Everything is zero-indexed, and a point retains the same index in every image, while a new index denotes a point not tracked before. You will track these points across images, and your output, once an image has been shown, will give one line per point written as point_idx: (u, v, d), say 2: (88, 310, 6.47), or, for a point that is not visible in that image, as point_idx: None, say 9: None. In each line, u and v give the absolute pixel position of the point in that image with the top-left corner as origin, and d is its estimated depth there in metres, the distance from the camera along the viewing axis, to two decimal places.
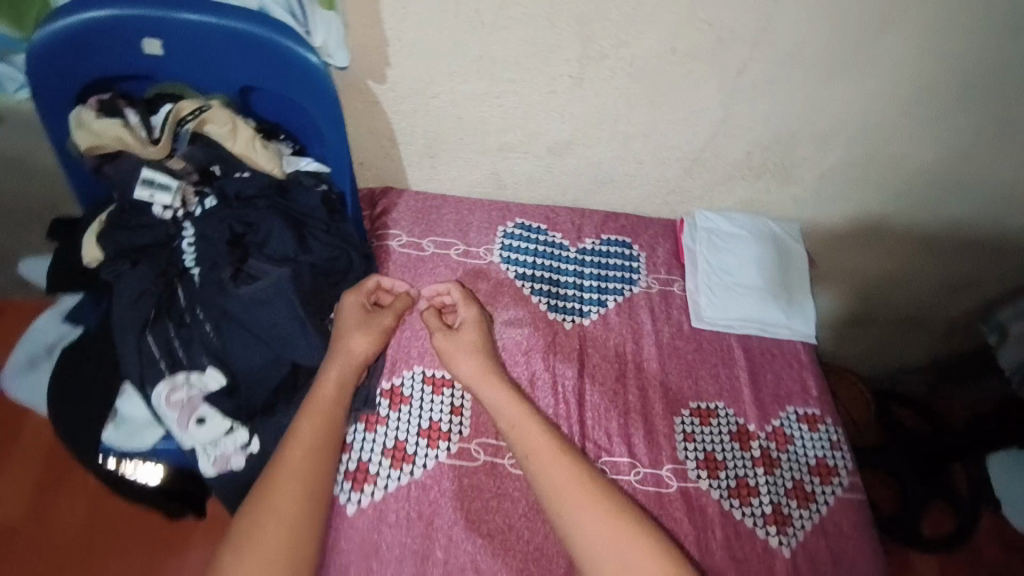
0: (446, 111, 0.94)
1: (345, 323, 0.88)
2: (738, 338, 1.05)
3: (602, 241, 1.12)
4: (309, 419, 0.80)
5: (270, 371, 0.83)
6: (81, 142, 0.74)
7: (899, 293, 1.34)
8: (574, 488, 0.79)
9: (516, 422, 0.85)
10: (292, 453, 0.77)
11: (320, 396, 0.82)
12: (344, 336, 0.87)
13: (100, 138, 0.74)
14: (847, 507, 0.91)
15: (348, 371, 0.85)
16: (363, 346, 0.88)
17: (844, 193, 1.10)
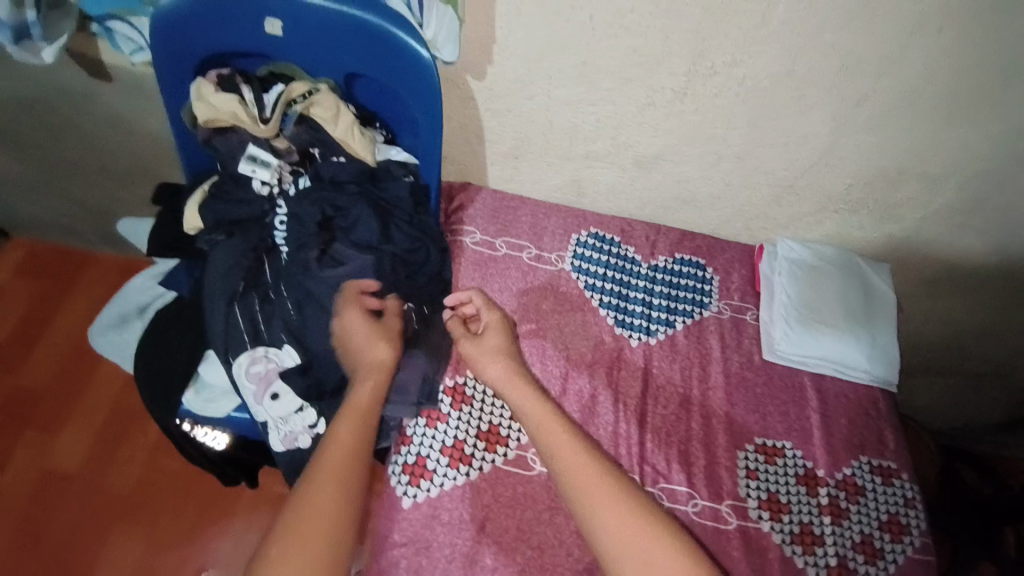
0: (539, 114, 0.93)
1: (356, 338, 0.81)
2: (812, 377, 1.01)
3: (676, 261, 1.10)
4: (348, 419, 0.77)
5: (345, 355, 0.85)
6: (199, 114, 0.77)
7: (985, 347, 1.28)
8: (602, 489, 0.76)
9: (542, 422, 0.83)
10: (331, 455, 0.73)
11: (358, 397, 0.78)
12: (361, 344, 0.81)
13: (216, 111, 0.77)
14: (918, 570, 0.87)
15: (372, 376, 0.80)
16: (381, 355, 0.81)
17: (944, 237, 1.04)
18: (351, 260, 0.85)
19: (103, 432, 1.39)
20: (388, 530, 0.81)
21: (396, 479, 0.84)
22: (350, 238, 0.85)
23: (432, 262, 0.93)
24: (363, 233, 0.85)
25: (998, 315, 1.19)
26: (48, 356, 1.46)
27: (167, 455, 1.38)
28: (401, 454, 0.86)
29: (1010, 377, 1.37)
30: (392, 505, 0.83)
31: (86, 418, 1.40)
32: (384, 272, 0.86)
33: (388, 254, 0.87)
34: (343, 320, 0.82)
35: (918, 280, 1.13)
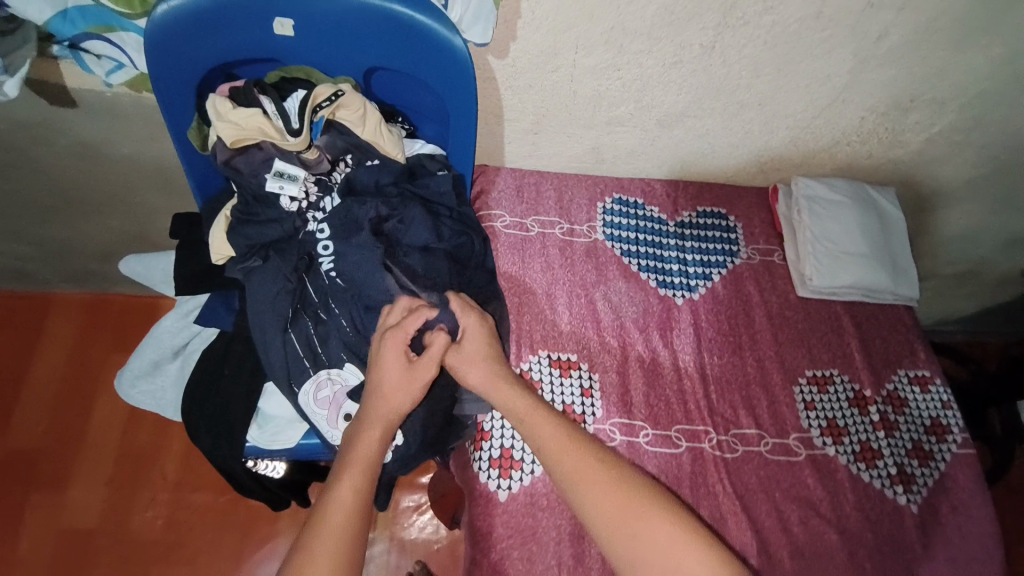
0: (564, 84, 0.91)
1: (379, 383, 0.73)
2: (844, 305, 1.07)
3: (699, 214, 1.11)
4: (345, 478, 0.68)
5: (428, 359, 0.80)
6: (225, 135, 0.73)
7: (970, 249, 1.40)
8: (586, 470, 0.71)
9: (529, 412, 0.76)
10: (322, 525, 0.65)
11: (360, 452, 0.70)
12: (388, 393, 0.73)
13: (243, 130, 0.73)
14: (964, 462, 0.95)
15: (377, 429, 0.71)
16: (402, 408, 0.73)
17: (945, 156, 1.10)
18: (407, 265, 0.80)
19: (118, 480, 1.30)
20: (489, 526, 0.81)
21: (486, 474, 0.84)
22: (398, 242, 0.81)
23: (472, 249, 0.87)
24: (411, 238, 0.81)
25: (981, 220, 1.30)
26: (36, 415, 1.34)
27: (193, 494, 1.31)
28: (485, 450, 0.86)
29: (986, 273, 1.52)
30: (488, 500, 0.83)
31: (97, 468, 1.31)
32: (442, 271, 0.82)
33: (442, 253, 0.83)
34: (376, 358, 0.74)
35: (916, 197, 1.21)
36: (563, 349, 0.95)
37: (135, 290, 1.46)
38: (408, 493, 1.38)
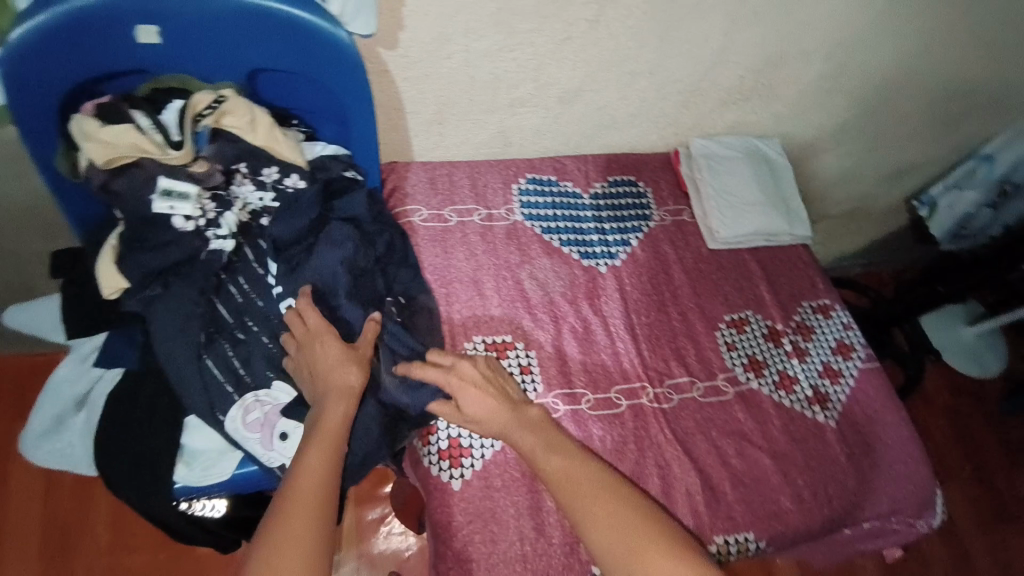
0: (460, 70, 0.92)
1: (324, 361, 0.73)
2: (749, 251, 1.15)
3: (610, 184, 1.17)
4: (316, 446, 0.68)
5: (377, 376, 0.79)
6: (96, 155, 0.67)
7: (851, 186, 1.57)
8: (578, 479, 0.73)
9: (534, 447, 0.76)
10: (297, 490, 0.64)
11: (327, 422, 0.70)
12: (329, 367, 0.73)
13: (117, 147, 0.68)
14: (869, 374, 1.05)
15: (340, 402, 0.72)
16: (349, 379, 0.73)
17: (818, 104, 1.22)
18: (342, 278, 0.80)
19: (38, 559, 1.17)
20: (449, 516, 0.80)
21: (436, 467, 0.83)
22: (338, 258, 0.80)
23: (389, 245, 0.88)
24: (337, 256, 0.79)
25: (853, 159, 1.45)
26: None
27: (130, 556, 1.20)
28: (432, 443, 0.84)
29: (868, 207, 1.71)
30: (442, 492, 0.82)
31: (11, 550, 1.17)
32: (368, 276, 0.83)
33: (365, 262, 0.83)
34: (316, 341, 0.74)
35: (799, 146, 1.33)
36: (497, 332, 0.96)
37: (24, 348, 1.31)
38: (370, 507, 1.34)
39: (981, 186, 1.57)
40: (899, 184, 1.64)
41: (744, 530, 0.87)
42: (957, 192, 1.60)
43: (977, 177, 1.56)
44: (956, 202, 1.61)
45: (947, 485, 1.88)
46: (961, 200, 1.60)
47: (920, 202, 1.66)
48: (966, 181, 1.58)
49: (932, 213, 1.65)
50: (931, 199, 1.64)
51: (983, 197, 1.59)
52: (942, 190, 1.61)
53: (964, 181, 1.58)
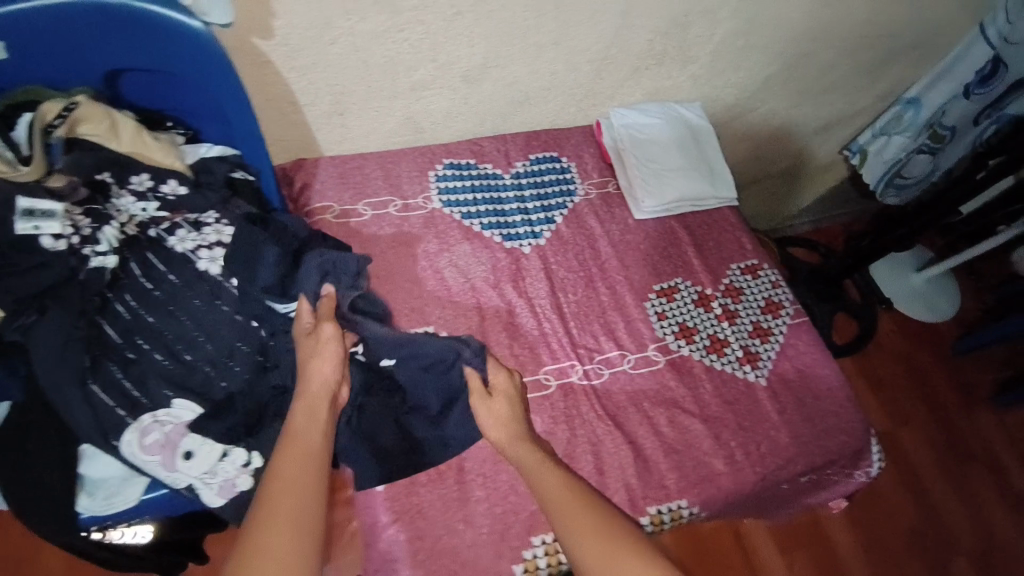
0: (349, 56, 0.88)
1: (304, 351, 0.72)
2: (677, 218, 1.14)
3: (532, 162, 1.15)
4: (288, 453, 0.62)
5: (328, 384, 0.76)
6: None
7: (783, 143, 1.58)
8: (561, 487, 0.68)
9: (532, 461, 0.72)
10: (271, 493, 0.57)
11: (296, 427, 0.65)
12: (306, 359, 0.71)
13: None
14: (798, 329, 1.06)
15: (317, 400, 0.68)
16: (323, 373, 0.70)
17: (734, 63, 1.20)
18: (305, 280, 0.76)
19: None
20: (374, 517, 0.78)
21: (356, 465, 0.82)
22: (313, 268, 0.76)
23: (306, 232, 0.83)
24: (311, 271, 0.76)
25: (780, 115, 1.45)
26: None
27: None
28: None
29: (806, 162, 1.72)
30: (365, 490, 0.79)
31: None
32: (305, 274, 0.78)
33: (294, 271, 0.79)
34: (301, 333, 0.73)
35: (722, 107, 1.32)
36: (418, 324, 0.93)
37: None
38: None
39: (909, 131, 1.55)
40: (831, 138, 1.66)
41: (678, 497, 0.87)
42: (885, 138, 1.60)
43: (904, 121, 1.56)
44: (885, 148, 1.61)
45: (902, 430, 1.94)
46: (890, 146, 1.60)
47: (850, 150, 1.69)
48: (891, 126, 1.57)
49: (863, 160, 1.66)
50: (860, 147, 1.66)
51: (912, 143, 1.57)
52: (870, 137, 1.63)
53: (892, 126, 1.58)
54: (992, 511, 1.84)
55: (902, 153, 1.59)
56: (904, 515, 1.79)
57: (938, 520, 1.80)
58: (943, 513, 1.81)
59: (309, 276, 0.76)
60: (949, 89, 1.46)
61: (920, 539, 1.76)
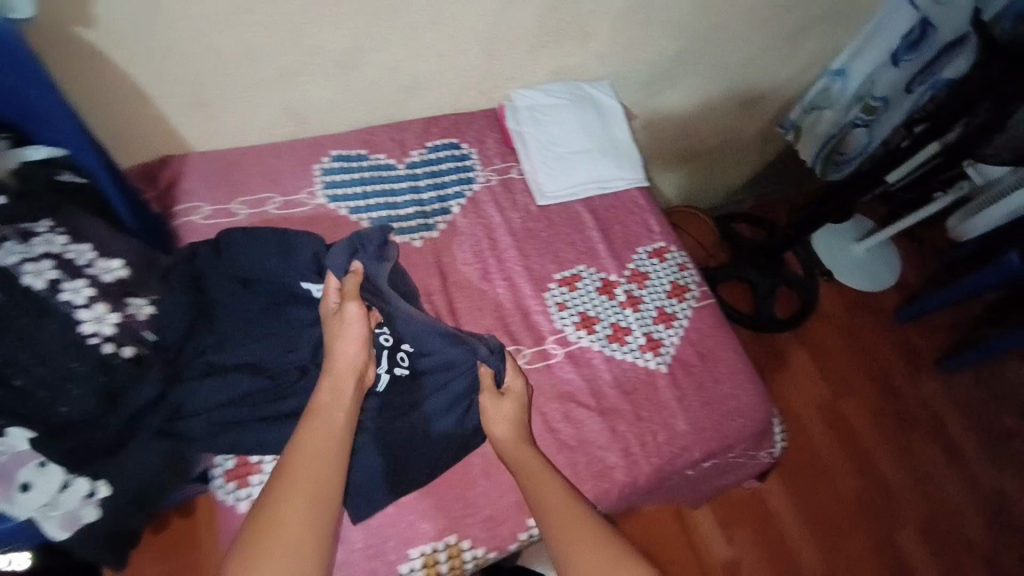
0: (195, 42, 0.81)
1: (334, 329, 0.77)
2: (583, 202, 1.10)
3: (429, 150, 1.09)
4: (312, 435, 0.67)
5: (210, 390, 0.78)
6: None
7: (708, 120, 1.54)
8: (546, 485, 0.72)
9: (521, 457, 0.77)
10: (297, 465, 0.63)
11: (320, 405, 0.71)
12: (333, 337, 0.76)
13: None
14: (701, 312, 1.04)
15: (340, 380, 0.74)
16: (351, 354, 0.76)
17: (638, 38, 1.15)
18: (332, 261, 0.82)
19: None
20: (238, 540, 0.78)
21: (222, 490, 0.80)
22: (341, 253, 0.82)
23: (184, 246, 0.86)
24: (339, 254, 0.82)
25: (701, 92, 1.41)
26: None
27: None
28: (221, 461, 0.81)
29: (737, 138, 1.69)
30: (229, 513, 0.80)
31: None
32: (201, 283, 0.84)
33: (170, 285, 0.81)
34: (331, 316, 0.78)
35: (634, 84, 1.28)
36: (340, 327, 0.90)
37: None
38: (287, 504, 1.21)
39: (838, 104, 1.53)
40: (760, 112, 1.62)
41: None
42: (818, 113, 1.57)
43: (833, 94, 1.53)
44: (818, 123, 1.59)
45: (844, 399, 1.94)
46: (823, 120, 1.57)
47: (784, 127, 1.64)
48: (820, 101, 1.54)
49: (798, 136, 1.63)
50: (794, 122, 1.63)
51: (843, 117, 1.55)
52: (801, 113, 1.59)
53: (823, 100, 1.55)
54: (934, 477, 1.85)
55: (835, 129, 1.56)
56: (845, 483, 1.80)
57: (880, 487, 1.81)
58: (885, 480, 1.82)
59: (339, 255, 0.83)
60: (875, 58, 1.43)
61: (861, 507, 1.77)
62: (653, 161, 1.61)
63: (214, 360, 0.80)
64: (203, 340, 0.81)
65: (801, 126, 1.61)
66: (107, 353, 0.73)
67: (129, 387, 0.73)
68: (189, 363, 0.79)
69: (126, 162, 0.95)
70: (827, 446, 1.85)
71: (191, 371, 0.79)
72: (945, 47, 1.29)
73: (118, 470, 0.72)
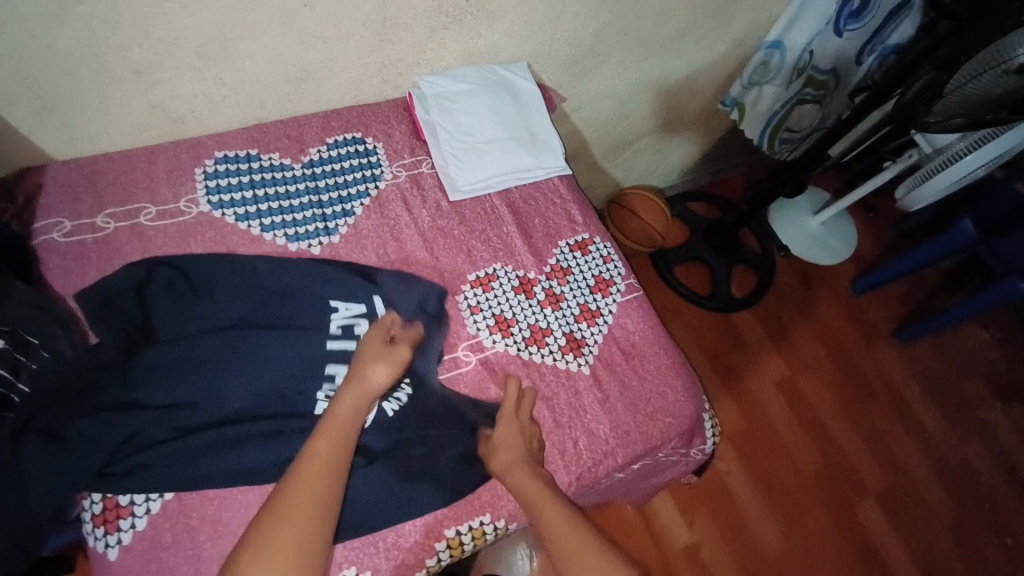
0: (23, 41, 0.71)
1: (371, 355, 0.77)
2: (500, 195, 1.03)
3: (329, 146, 0.99)
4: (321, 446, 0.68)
5: (165, 418, 0.72)
6: None
7: (646, 99, 1.47)
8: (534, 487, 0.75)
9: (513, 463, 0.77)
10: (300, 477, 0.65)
11: (336, 417, 0.71)
12: (366, 360, 0.76)
13: None
14: (627, 307, 0.99)
15: (357, 399, 0.72)
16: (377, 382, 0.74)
17: (552, 15, 1.07)
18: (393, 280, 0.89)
19: None
20: None
21: (90, 536, 0.69)
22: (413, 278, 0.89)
23: (129, 275, 0.80)
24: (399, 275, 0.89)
25: (632, 69, 1.34)
26: None
27: None
28: (85, 505, 0.70)
29: (679, 116, 1.62)
30: (99, 564, 0.69)
31: None
32: (129, 309, 0.78)
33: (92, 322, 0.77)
34: (374, 341, 0.78)
35: (555, 64, 1.20)
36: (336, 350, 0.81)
37: None
38: None
39: (778, 78, 1.40)
40: (700, 88, 1.55)
41: (480, 513, 0.80)
42: (758, 88, 1.44)
43: (772, 68, 1.38)
44: (760, 99, 1.46)
45: (802, 374, 1.85)
46: (764, 96, 1.45)
47: (725, 105, 1.51)
48: (758, 76, 1.41)
49: (741, 114, 1.52)
50: (735, 100, 1.50)
51: (785, 91, 1.42)
52: (740, 90, 1.47)
53: (761, 74, 1.41)
54: (895, 451, 1.77)
55: (778, 105, 1.46)
56: (806, 460, 1.70)
57: (841, 463, 1.72)
58: (845, 454, 1.73)
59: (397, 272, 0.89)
60: (811, 25, 1.29)
61: (823, 484, 1.67)
62: (592, 143, 1.54)
63: (124, 377, 0.73)
64: (158, 362, 0.75)
65: (745, 102, 1.48)
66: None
67: (67, 423, 0.69)
68: (132, 390, 0.73)
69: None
70: (785, 422, 1.75)
71: (149, 398, 0.73)
72: (884, 18, 1.28)
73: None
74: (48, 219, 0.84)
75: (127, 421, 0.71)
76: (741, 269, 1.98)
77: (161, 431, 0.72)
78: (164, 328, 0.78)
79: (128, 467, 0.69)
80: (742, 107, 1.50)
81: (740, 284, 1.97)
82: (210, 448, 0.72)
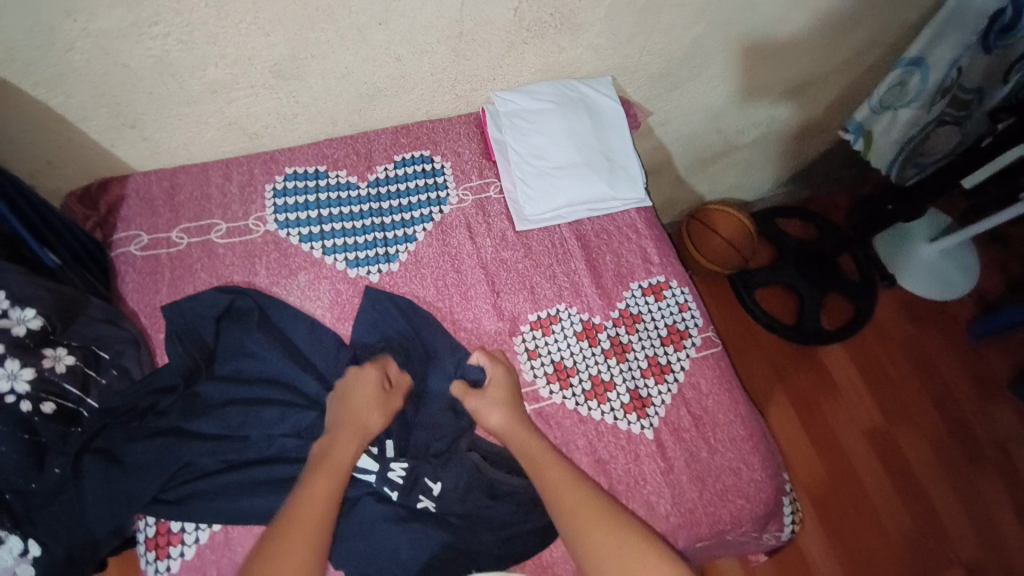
0: (101, 59, 0.71)
1: (361, 401, 0.73)
2: (571, 227, 0.95)
3: (397, 165, 0.95)
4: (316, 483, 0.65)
5: (218, 450, 0.72)
6: None
7: (743, 112, 1.31)
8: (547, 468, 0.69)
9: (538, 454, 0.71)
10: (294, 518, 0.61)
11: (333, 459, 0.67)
12: (358, 406, 0.72)
13: None
14: (701, 365, 0.89)
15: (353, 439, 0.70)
16: (368, 422, 0.71)
17: (644, 27, 0.96)
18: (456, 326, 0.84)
19: None
20: None
21: (143, 559, 0.69)
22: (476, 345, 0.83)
23: (201, 302, 0.80)
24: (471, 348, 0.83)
25: (730, 81, 1.19)
26: None
27: None
28: (141, 527, 0.70)
29: (781, 129, 1.44)
30: None
31: None
32: (205, 333, 0.78)
33: (173, 338, 0.77)
34: (359, 385, 0.74)
35: (643, 78, 1.09)
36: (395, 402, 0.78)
37: None
38: None
39: (916, 102, 1.19)
40: (808, 102, 1.36)
41: None
42: (891, 113, 1.24)
43: (909, 89, 1.18)
44: (892, 125, 1.26)
45: (898, 424, 1.61)
46: (898, 122, 1.25)
47: (848, 132, 1.31)
48: (892, 99, 1.21)
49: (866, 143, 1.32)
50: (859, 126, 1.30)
51: (925, 115, 1.22)
52: (870, 115, 1.27)
53: (895, 98, 1.21)
54: (1001, 527, 1.49)
55: (914, 130, 1.26)
56: (893, 523, 1.48)
57: (934, 532, 1.48)
58: (941, 523, 1.49)
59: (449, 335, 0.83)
60: (960, 42, 1.08)
61: (908, 552, 1.45)
62: (676, 157, 1.40)
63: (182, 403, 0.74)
64: (217, 391, 0.75)
65: (873, 129, 1.29)
66: (24, 412, 0.66)
67: (126, 445, 0.70)
68: (185, 419, 0.73)
69: (58, 197, 0.90)
70: (871, 476, 1.53)
71: (203, 427, 0.73)
72: None
73: (57, 529, 0.66)
74: (126, 230, 0.86)
75: (186, 450, 0.71)
76: (832, 299, 1.75)
77: (211, 462, 0.72)
78: (226, 356, 0.77)
79: (181, 495, 0.70)
80: (869, 135, 1.30)
81: (827, 313, 1.75)
82: (254, 485, 0.71)
